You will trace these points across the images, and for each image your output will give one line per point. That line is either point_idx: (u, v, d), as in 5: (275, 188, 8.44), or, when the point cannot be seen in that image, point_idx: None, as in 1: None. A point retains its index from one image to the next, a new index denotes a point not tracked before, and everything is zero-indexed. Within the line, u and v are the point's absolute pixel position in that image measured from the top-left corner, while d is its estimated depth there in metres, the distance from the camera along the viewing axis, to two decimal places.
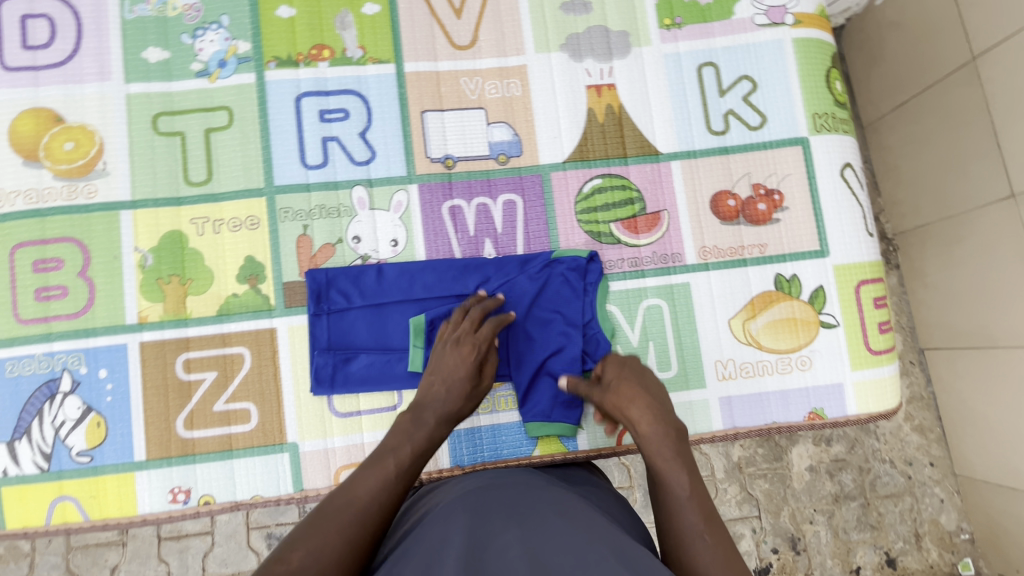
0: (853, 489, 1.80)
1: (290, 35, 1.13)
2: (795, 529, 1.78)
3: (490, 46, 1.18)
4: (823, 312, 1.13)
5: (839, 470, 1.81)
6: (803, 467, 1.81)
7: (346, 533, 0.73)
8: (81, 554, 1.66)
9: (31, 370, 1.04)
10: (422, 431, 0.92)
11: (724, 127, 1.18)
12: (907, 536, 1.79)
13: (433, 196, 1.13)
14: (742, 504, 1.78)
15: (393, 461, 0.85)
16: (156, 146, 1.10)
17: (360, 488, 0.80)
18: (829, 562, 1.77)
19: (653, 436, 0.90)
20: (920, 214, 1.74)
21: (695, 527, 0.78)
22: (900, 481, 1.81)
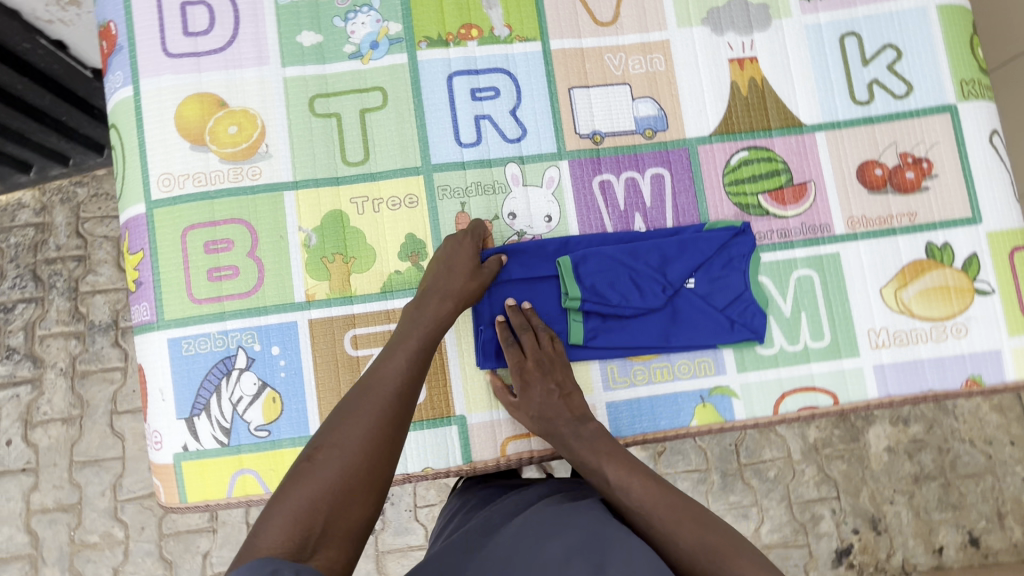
0: (933, 469, 1.81)
1: (439, 15, 1.14)
2: (875, 510, 1.79)
3: (632, 23, 1.18)
4: (977, 280, 1.13)
5: (918, 450, 1.82)
6: (881, 447, 1.82)
7: (359, 424, 0.84)
8: (174, 540, 1.69)
9: (207, 348, 1.07)
10: (429, 316, 0.99)
11: (869, 97, 1.18)
12: (989, 515, 1.80)
13: (584, 171, 1.15)
14: (820, 486, 1.79)
15: (403, 353, 0.94)
16: (314, 128, 1.12)
17: (376, 379, 0.90)
18: (912, 541, 1.78)
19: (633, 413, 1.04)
20: None
21: (638, 499, 0.91)
22: (980, 460, 1.82)
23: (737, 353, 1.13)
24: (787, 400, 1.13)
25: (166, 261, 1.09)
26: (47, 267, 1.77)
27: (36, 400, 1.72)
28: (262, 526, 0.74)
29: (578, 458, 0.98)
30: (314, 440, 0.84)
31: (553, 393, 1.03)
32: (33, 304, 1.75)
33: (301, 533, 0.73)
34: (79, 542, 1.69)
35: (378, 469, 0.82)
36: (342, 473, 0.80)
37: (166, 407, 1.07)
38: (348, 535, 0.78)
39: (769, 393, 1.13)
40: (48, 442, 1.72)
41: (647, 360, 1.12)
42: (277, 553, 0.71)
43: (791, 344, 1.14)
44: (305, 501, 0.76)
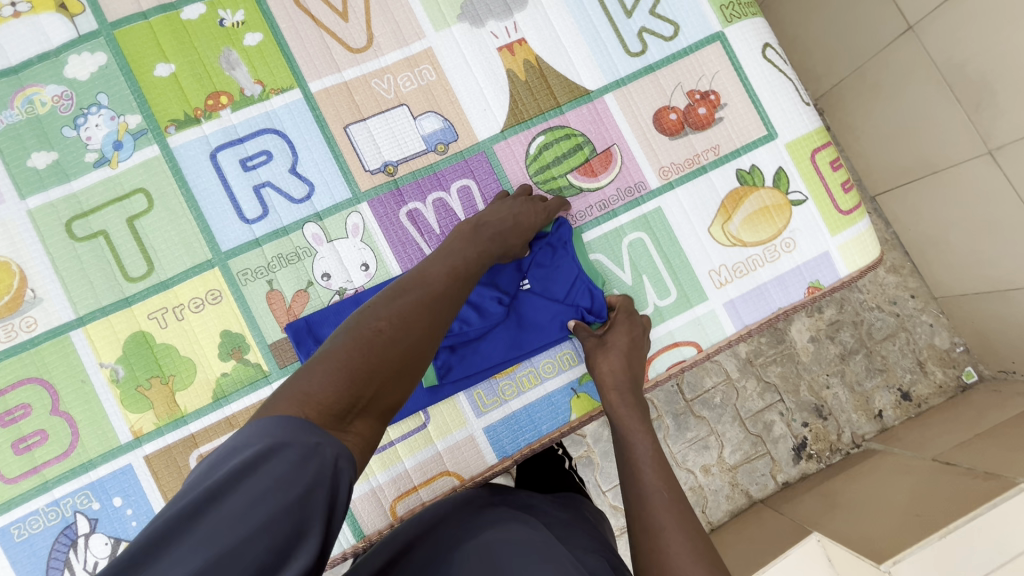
0: (854, 344, 1.77)
1: (179, 93, 1.05)
2: (816, 399, 1.76)
3: (389, 40, 1.12)
4: (790, 192, 1.16)
5: (837, 331, 1.78)
6: (805, 340, 1.78)
7: (420, 311, 0.80)
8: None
9: (41, 526, 0.97)
10: (483, 234, 0.97)
11: (642, 46, 1.17)
12: (913, 368, 1.78)
13: (387, 207, 1.09)
14: (763, 395, 1.75)
15: (448, 265, 0.90)
16: (82, 253, 1.02)
17: (432, 282, 0.86)
18: (855, 416, 1.76)
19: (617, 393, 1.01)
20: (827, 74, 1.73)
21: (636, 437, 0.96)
22: (891, 320, 1.79)
23: None
24: (654, 363, 1.14)
25: None
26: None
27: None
28: (311, 385, 0.68)
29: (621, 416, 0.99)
30: (388, 312, 0.78)
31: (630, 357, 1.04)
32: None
33: (347, 400, 0.68)
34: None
35: (415, 360, 0.78)
36: (407, 356, 0.76)
37: None
38: (382, 415, 0.74)
39: None
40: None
41: (510, 373, 1.10)
42: (301, 418, 0.64)
43: (642, 310, 1.14)
44: (361, 366, 0.71)
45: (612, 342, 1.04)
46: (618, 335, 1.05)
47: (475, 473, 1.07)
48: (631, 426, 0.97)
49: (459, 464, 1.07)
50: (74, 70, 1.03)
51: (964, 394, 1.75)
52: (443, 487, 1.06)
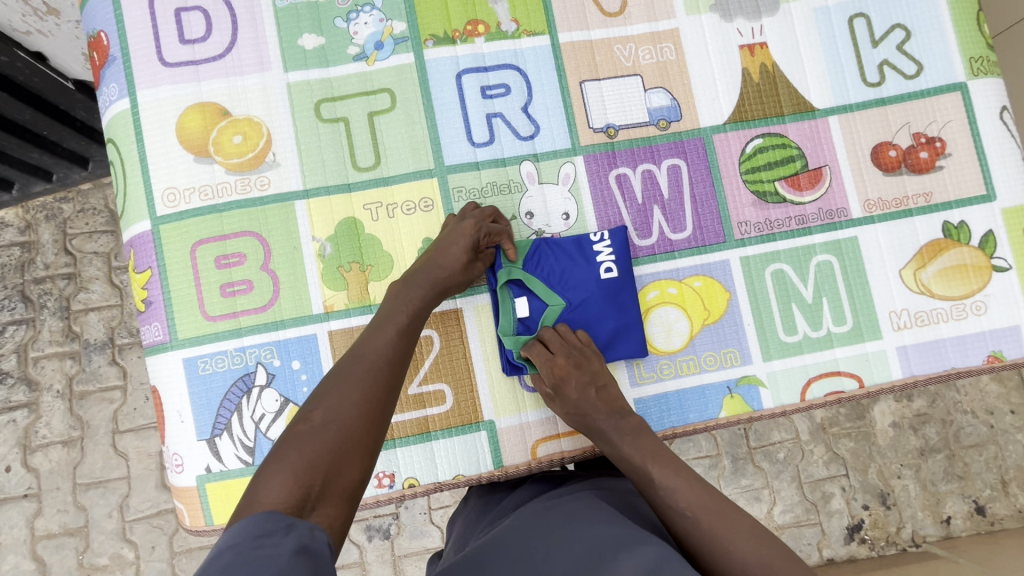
0: (937, 442, 1.83)
1: (444, 12, 1.11)
2: (884, 485, 1.80)
3: (640, 12, 1.16)
4: (995, 257, 1.13)
5: (922, 424, 1.84)
6: (886, 423, 1.83)
7: (361, 379, 0.85)
8: (187, 558, 1.68)
9: (225, 366, 1.04)
10: (417, 292, 0.97)
11: (880, 78, 1.17)
12: (993, 484, 1.83)
13: (599, 166, 1.13)
14: (829, 465, 1.80)
15: (391, 328, 0.92)
16: (321, 133, 1.09)
17: (367, 350, 0.89)
18: (921, 514, 1.80)
19: (602, 419, 0.99)
20: None
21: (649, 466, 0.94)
22: (983, 430, 1.85)
23: (761, 341, 1.13)
24: (813, 386, 1.13)
25: (176, 279, 1.05)
26: (35, 287, 1.73)
27: (34, 424, 1.69)
28: (262, 485, 0.73)
29: (622, 455, 0.97)
30: (304, 410, 0.82)
31: (587, 387, 1.00)
32: (23, 325, 1.71)
33: (298, 497, 0.72)
34: (88, 566, 1.67)
35: (371, 432, 0.82)
36: (342, 437, 0.79)
37: (186, 428, 1.04)
38: (347, 495, 0.77)
39: (795, 380, 1.13)
40: (50, 466, 1.69)
41: (672, 354, 1.11)
42: (269, 511, 0.69)
43: (814, 330, 1.13)
44: (303, 463, 0.75)
45: (569, 398, 1.00)
46: (569, 386, 0.99)
47: None
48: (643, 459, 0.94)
49: None
50: None
51: None
52: (584, 443, 1.08)
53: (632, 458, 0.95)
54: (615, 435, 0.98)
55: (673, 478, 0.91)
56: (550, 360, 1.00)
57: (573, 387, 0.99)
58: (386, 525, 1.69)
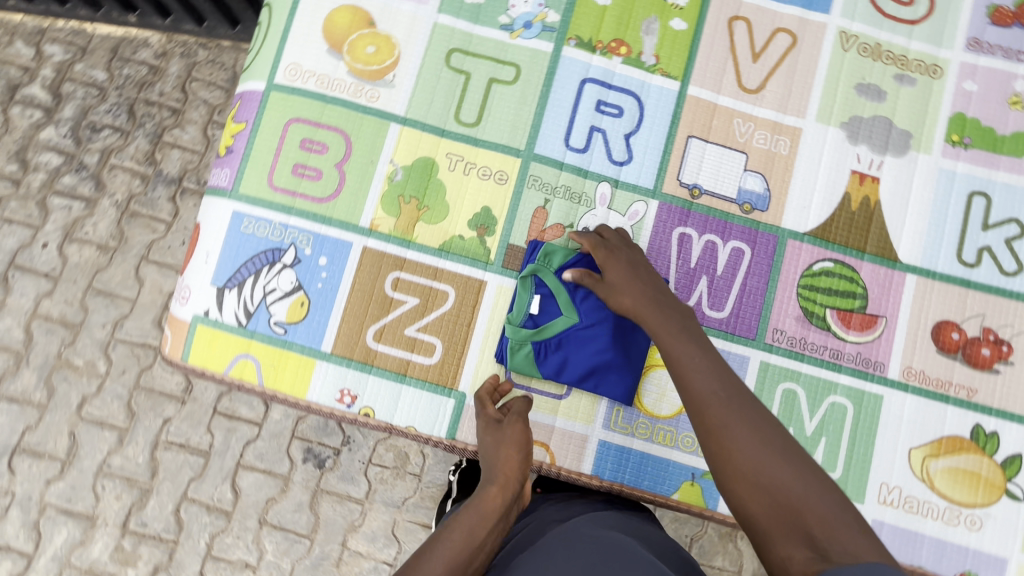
0: None
1: (597, 22, 1.16)
2: None
3: (773, 99, 1.18)
4: (1012, 481, 1.08)
5: None
6: None
7: None
8: (145, 397, 1.70)
9: (264, 233, 1.11)
10: (489, 503, 0.91)
11: (975, 261, 1.14)
12: None
13: (670, 218, 1.14)
14: None
15: (451, 538, 0.85)
16: (442, 76, 1.15)
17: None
18: None
19: (653, 317, 0.99)
20: None
21: (676, 342, 0.94)
22: None
23: None
24: None
25: (262, 141, 1.13)
26: (143, 107, 1.86)
27: (84, 219, 1.79)
28: None
29: (656, 332, 0.97)
30: None
31: (642, 270, 1.05)
32: (117, 134, 1.83)
33: None
34: (64, 360, 1.72)
35: None
36: None
37: (206, 269, 1.11)
38: None
39: None
40: (77, 260, 1.77)
41: (654, 418, 1.11)
42: None
43: None
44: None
45: (619, 285, 1.03)
46: (614, 270, 1.04)
47: (567, 467, 1.09)
48: (670, 343, 0.94)
49: (561, 450, 1.10)
50: None
51: None
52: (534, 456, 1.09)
53: (675, 350, 0.93)
54: (663, 324, 0.98)
55: (711, 384, 0.88)
56: (610, 251, 1.06)
57: (615, 266, 1.04)
58: (324, 457, 1.69)
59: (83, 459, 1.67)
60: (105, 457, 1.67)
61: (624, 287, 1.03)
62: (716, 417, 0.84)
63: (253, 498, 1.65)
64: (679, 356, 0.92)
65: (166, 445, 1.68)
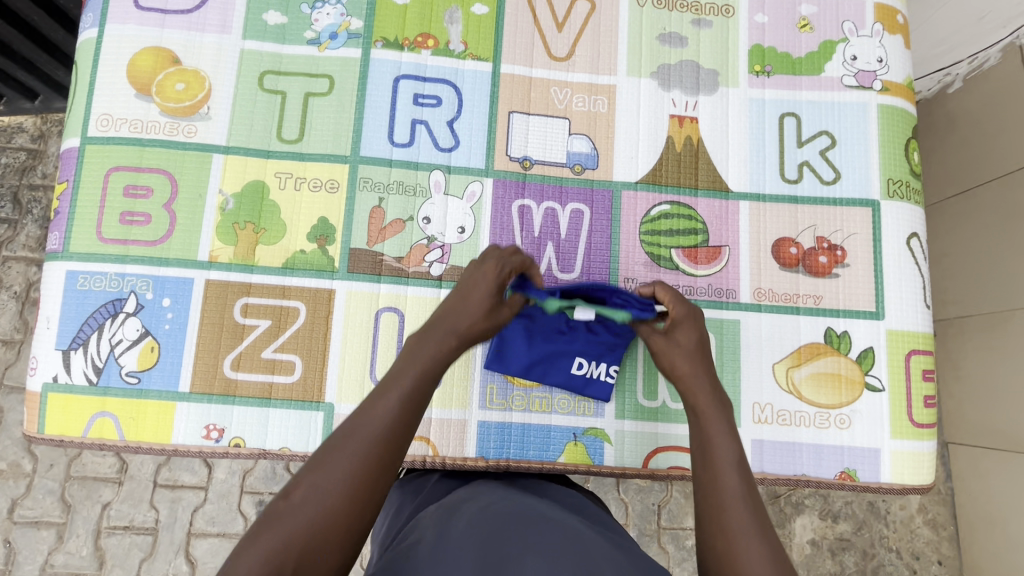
0: (853, 572, 1.67)
1: (400, 21, 1.20)
2: None
3: (584, 63, 1.23)
4: (870, 374, 1.13)
5: (842, 549, 1.68)
6: (804, 539, 1.68)
7: (360, 456, 0.70)
8: (79, 485, 1.60)
9: (101, 287, 1.09)
10: (437, 341, 0.85)
11: (798, 177, 1.20)
12: None
13: (506, 192, 1.17)
14: None
15: (397, 391, 0.77)
16: (258, 100, 1.16)
17: (367, 416, 0.74)
18: None
19: (705, 402, 0.88)
20: (985, 293, 1.60)
21: (724, 434, 0.83)
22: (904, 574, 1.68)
23: (618, 398, 1.13)
24: (658, 456, 1.12)
25: (85, 197, 1.12)
26: (28, 192, 1.71)
27: None
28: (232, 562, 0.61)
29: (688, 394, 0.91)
30: (295, 475, 0.69)
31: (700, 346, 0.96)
32: (3, 225, 1.69)
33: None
34: None
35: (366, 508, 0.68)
36: (331, 516, 0.66)
37: (48, 336, 1.08)
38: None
39: (642, 446, 1.12)
40: None
41: (527, 388, 1.12)
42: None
43: (673, 401, 1.13)
44: (280, 540, 0.62)
45: (675, 338, 0.97)
46: (684, 335, 0.97)
47: (450, 455, 1.10)
48: (707, 417, 0.86)
49: (441, 439, 1.10)
50: None
51: None
52: (415, 451, 1.09)
53: (702, 416, 0.87)
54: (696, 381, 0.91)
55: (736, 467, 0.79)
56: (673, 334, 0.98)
57: (686, 333, 0.97)
58: None
59: (24, 564, 1.57)
60: (45, 558, 1.57)
61: (679, 354, 0.95)
62: (737, 518, 0.73)
63: (211, 564, 1.58)
64: (715, 433, 0.84)
65: (109, 531, 1.58)
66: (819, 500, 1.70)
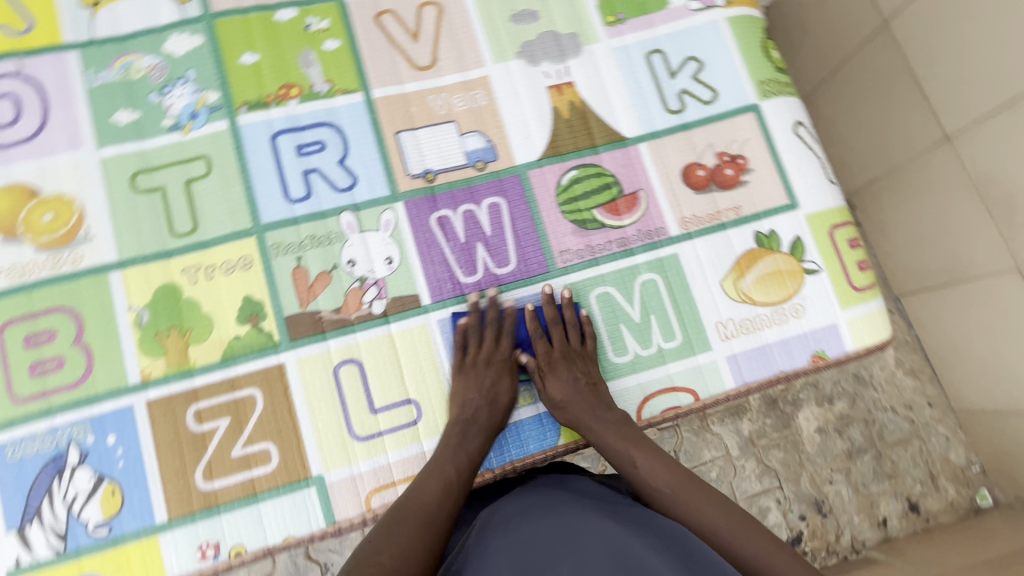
0: (863, 442, 1.76)
1: (257, 80, 1.17)
2: (816, 492, 1.71)
3: (450, 64, 1.23)
4: (806, 260, 1.20)
5: (846, 426, 1.77)
6: (812, 429, 1.76)
7: (442, 491, 0.92)
8: None
9: (35, 449, 1.00)
10: (482, 412, 1.04)
11: (681, 105, 1.26)
12: (923, 478, 1.75)
13: (420, 210, 1.16)
14: (761, 478, 1.70)
15: (470, 442, 1.01)
16: (137, 203, 1.10)
17: (443, 458, 0.98)
18: (857, 519, 1.71)
19: (606, 429, 1.02)
20: (880, 154, 1.73)
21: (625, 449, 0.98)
22: (905, 425, 1.79)
23: None
24: (650, 404, 1.14)
25: None
26: None
27: None
28: None
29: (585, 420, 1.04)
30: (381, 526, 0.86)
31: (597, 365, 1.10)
32: None
33: None
34: None
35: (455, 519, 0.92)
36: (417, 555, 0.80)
37: None
38: None
39: (632, 401, 1.14)
40: None
41: None
42: None
43: (644, 349, 1.16)
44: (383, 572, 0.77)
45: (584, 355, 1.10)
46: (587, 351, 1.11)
47: None
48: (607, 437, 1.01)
49: None
50: (173, 46, 1.16)
51: (976, 516, 1.71)
52: None
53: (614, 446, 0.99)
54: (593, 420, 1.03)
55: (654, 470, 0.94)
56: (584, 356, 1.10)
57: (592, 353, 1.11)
58: None
59: None
60: None
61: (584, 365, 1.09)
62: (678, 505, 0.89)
63: None
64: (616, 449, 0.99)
65: None
66: (812, 389, 1.79)
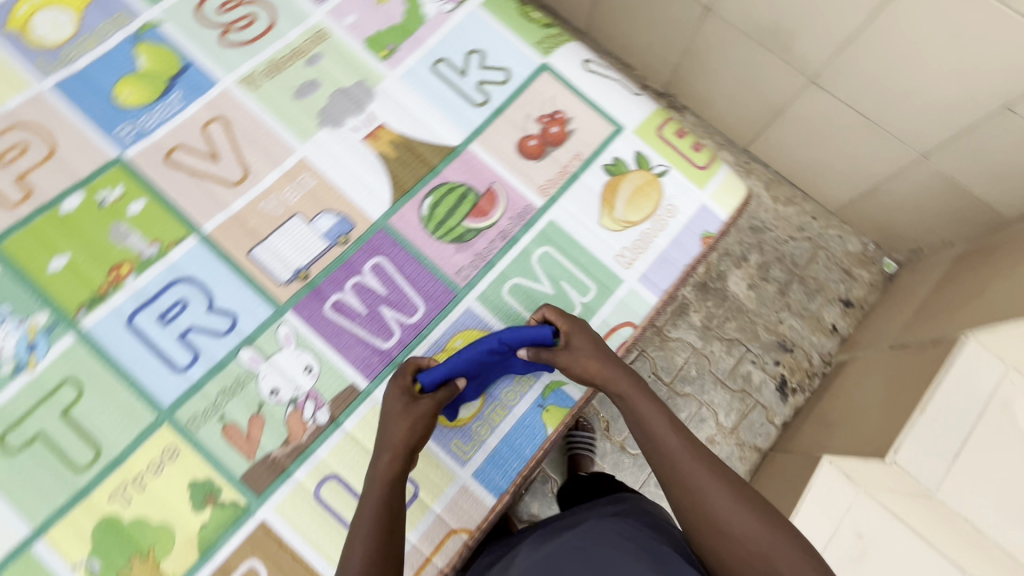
0: (785, 277, 1.97)
1: (80, 278, 1.09)
2: (776, 335, 1.90)
3: (263, 164, 1.22)
4: (653, 168, 1.33)
5: (767, 271, 1.97)
6: (745, 289, 1.94)
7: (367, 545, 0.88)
8: None
9: None
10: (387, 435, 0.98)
11: (485, 95, 1.33)
12: (841, 278, 1.99)
13: (311, 308, 1.15)
14: (730, 351, 1.86)
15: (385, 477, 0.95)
16: (21, 463, 0.99)
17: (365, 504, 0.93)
18: (814, 338, 1.92)
19: (617, 378, 1.03)
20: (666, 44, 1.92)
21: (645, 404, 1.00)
22: (807, 245, 2.01)
23: None
24: None
25: None
26: None
27: None
28: None
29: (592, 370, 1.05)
30: None
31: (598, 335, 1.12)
32: None
33: None
34: None
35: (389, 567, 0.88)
36: None
37: None
38: None
39: None
40: None
41: (478, 413, 1.15)
42: None
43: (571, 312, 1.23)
44: None
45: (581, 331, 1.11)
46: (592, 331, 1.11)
47: (480, 520, 1.08)
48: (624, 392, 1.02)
49: (462, 518, 1.08)
50: None
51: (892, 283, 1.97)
52: (454, 547, 1.06)
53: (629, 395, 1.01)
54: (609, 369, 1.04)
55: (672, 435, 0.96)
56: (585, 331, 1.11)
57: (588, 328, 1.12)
58: None
59: None
60: None
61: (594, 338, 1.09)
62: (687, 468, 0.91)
63: None
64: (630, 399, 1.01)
65: None
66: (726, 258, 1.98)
